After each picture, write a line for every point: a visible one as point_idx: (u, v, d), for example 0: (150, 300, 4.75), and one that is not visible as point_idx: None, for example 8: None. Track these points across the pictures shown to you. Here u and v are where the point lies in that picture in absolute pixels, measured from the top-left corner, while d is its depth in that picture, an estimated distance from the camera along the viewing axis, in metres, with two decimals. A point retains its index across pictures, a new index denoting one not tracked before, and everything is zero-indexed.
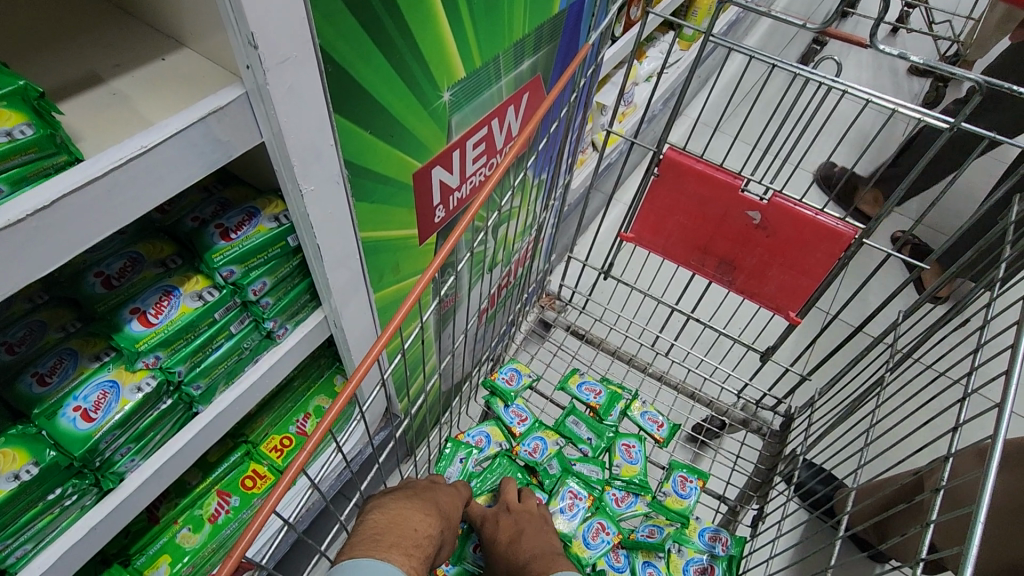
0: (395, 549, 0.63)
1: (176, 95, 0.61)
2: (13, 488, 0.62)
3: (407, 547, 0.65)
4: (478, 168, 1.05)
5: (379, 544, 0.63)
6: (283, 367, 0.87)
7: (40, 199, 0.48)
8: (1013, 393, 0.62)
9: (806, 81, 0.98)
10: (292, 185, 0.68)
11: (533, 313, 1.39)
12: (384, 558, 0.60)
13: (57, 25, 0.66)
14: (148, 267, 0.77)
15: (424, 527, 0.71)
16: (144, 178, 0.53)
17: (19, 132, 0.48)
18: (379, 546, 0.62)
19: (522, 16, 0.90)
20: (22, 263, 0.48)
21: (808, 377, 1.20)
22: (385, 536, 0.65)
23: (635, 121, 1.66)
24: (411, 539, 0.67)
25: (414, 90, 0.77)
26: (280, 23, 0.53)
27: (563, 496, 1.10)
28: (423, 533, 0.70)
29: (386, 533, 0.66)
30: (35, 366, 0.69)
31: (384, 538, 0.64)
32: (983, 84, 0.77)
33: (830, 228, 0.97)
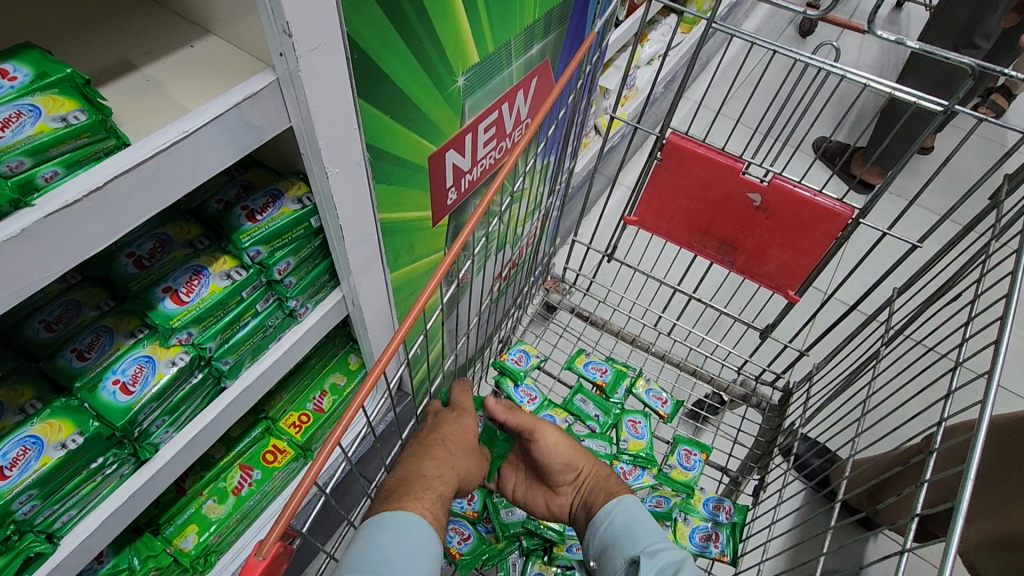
0: (427, 498, 0.67)
1: (207, 80, 0.63)
2: (60, 456, 0.66)
3: (432, 495, 0.68)
4: (488, 151, 1.08)
5: (396, 495, 0.66)
6: (305, 343, 0.91)
7: (94, 180, 0.51)
8: (1002, 363, 0.65)
9: (806, 65, 1.00)
10: (318, 167, 0.71)
11: (538, 295, 1.44)
12: (410, 508, 0.64)
13: (86, 11, 0.68)
14: (177, 247, 0.80)
15: (449, 471, 0.73)
16: (185, 161, 0.56)
17: (73, 118, 0.51)
18: (410, 493, 0.67)
19: (532, 1, 0.93)
20: (77, 242, 0.51)
21: (805, 353, 1.25)
22: (413, 482, 0.68)
23: (638, 104, 1.69)
24: (434, 484, 0.69)
25: (432, 75, 0.80)
26: (310, 11, 0.56)
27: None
28: (438, 477, 0.71)
29: (411, 481, 0.68)
30: (74, 342, 0.72)
31: (411, 485, 0.68)
32: (976, 68, 0.80)
33: (828, 209, 1.01)
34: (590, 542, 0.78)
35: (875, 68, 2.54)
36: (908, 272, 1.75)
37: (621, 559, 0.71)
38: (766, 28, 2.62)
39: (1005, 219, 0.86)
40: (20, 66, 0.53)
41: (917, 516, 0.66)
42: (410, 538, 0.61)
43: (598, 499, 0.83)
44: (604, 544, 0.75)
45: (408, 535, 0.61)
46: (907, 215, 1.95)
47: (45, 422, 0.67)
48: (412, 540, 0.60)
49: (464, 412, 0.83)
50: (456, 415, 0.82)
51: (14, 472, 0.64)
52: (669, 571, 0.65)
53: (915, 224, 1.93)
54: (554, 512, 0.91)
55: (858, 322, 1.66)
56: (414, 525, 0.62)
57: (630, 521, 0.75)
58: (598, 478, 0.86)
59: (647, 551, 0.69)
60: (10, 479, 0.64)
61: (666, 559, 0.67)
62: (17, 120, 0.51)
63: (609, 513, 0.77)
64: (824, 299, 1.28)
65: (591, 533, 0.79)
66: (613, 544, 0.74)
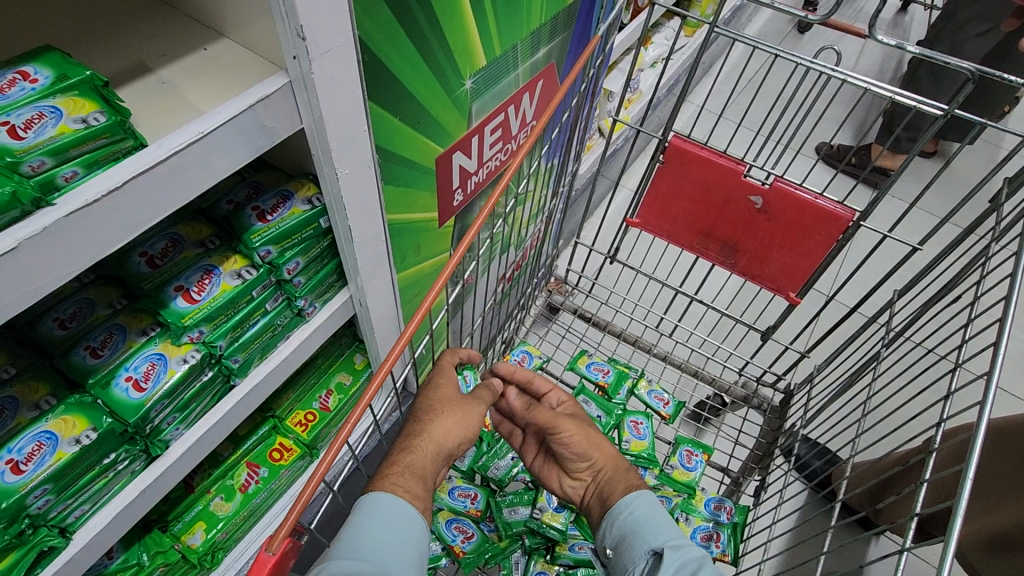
0: (397, 473, 0.66)
1: (222, 83, 0.64)
2: (74, 451, 0.68)
3: (402, 469, 0.66)
4: (494, 153, 1.09)
5: (376, 477, 0.66)
6: (312, 343, 0.92)
7: (113, 180, 0.52)
8: (1001, 364, 0.66)
9: (808, 70, 1.01)
10: (328, 169, 0.72)
11: (541, 296, 1.45)
12: (381, 485, 0.64)
13: (102, 15, 0.69)
14: (188, 247, 0.81)
15: (425, 445, 0.69)
16: (201, 161, 0.58)
17: (93, 119, 0.52)
18: (382, 472, 0.66)
19: (539, 6, 0.94)
20: (96, 240, 0.53)
21: (807, 355, 1.26)
22: (386, 461, 0.68)
23: (641, 107, 1.70)
24: (406, 459, 0.67)
25: (440, 79, 0.81)
26: (323, 15, 0.57)
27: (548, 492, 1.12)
28: (406, 450, 0.68)
29: (382, 461, 0.68)
30: (87, 340, 0.73)
31: (386, 464, 0.68)
32: (976, 73, 0.81)
33: (829, 211, 1.02)
34: (608, 531, 0.78)
35: (877, 72, 2.55)
36: (909, 275, 1.76)
37: (643, 549, 0.72)
38: (769, 32, 2.64)
39: (1005, 222, 0.87)
40: (40, 69, 0.54)
41: (916, 515, 0.66)
42: (382, 518, 0.61)
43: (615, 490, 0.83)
44: (622, 533, 0.75)
45: (378, 515, 0.61)
46: (909, 218, 1.96)
47: (59, 418, 0.68)
48: (383, 520, 0.61)
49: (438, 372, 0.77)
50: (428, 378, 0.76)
51: (29, 467, 0.65)
52: (688, 569, 0.66)
53: (917, 228, 1.94)
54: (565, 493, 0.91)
55: (859, 324, 1.67)
56: (387, 502, 0.62)
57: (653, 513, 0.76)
58: (616, 470, 0.86)
59: (671, 544, 0.70)
60: (25, 474, 0.65)
61: (690, 555, 0.68)
62: (39, 122, 0.52)
63: (631, 503, 0.78)
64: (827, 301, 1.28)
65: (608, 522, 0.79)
66: (632, 533, 0.74)
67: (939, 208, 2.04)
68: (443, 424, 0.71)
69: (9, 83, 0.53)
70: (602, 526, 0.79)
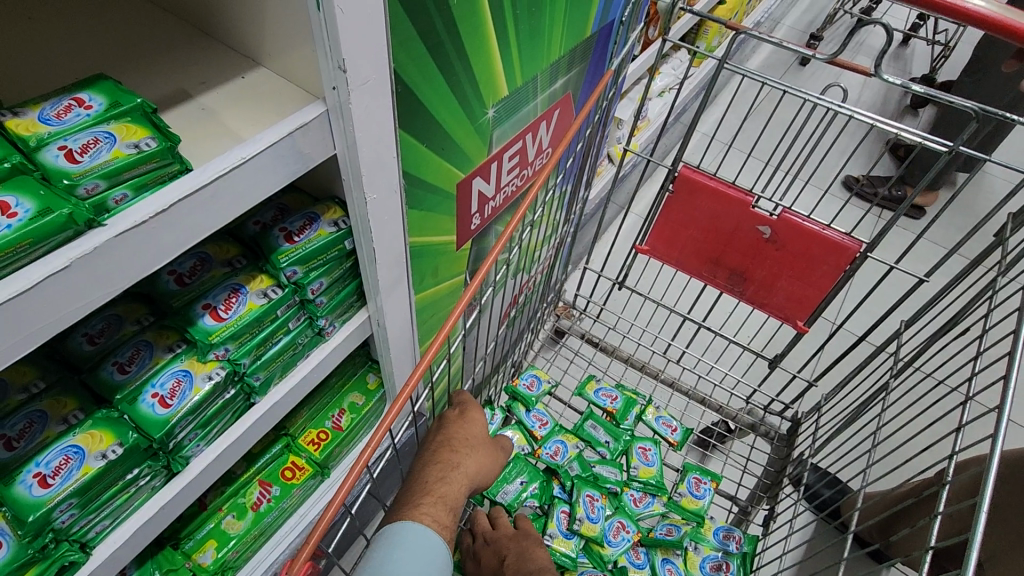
0: (430, 504, 0.66)
1: (260, 110, 0.67)
2: (100, 466, 0.68)
3: (435, 499, 0.67)
4: (511, 179, 1.12)
5: (410, 505, 0.66)
6: (332, 362, 0.94)
7: (161, 203, 0.54)
8: (1012, 396, 0.65)
9: (814, 105, 1.05)
10: (357, 194, 0.74)
11: (549, 320, 1.46)
12: (411, 515, 0.64)
13: (143, 43, 0.72)
14: (216, 266, 0.83)
15: (459, 477, 0.73)
16: (240, 186, 0.60)
17: (144, 144, 0.55)
18: (413, 501, 0.66)
19: (559, 38, 0.98)
20: (140, 259, 0.54)
21: (814, 384, 1.26)
22: (419, 490, 0.68)
23: (650, 134, 1.74)
24: (440, 491, 0.69)
25: (465, 108, 0.84)
26: (363, 50, 0.60)
27: (558, 517, 1.14)
28: (440, 480, 0.70)
29: (415, 490, 0.69)
30: (114, 356, 0.75)
31: (418, 492, 0.68)
32: (979, 112, 0.84)
33: (837, 242, 1.04)
34: None
35: (879, 105, 2.61)
36: (916, 304, 1.79)
37: None
38: (772, 63, 2.71)
39: (1010, 256, 0.88)
40: (94, 96, 0.56)
41: (931, 548, 0.65)
42: (408, 546, 0.60)
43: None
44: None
45: (405, 543, 0.60)
46: (914, 248, 1.99)
47: (87, 432, 0.70)
48: (411, 549, 0.59)
49: (468, 407, 0.83)
50: (459, 413, 0.81)
51: (56, 480, 0.66)
52: None
53: (922, 258, 1.97)
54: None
55: (866, 353, 1.69)
56: (415, 532, 0.61)
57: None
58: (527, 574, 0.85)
59: None
60: (52, 488, 0.66)
61: None
62: (95, 146, 0.54)
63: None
64: (835, 331, 1.27)
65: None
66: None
67: (945, 238, 2.07)
68: (475, 458, 0.76)
69: (65, 109, 0.55)
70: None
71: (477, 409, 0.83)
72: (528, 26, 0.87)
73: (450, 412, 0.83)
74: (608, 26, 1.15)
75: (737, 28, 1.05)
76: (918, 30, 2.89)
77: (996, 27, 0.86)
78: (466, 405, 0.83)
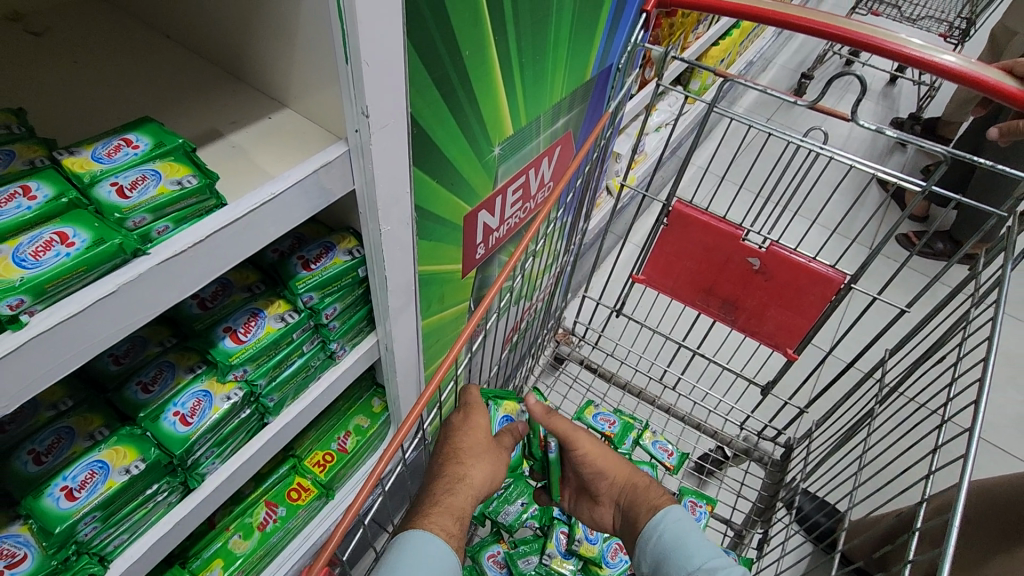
0: (438, 513, 0.70)
1: (286, 148, 0.73)
2: (124, 480, 0.72)
3: (442, 509, 0.71)
4: (514, 212, 1.19)
5: (421, 514, 0.70)
6: (341, 384, 0.98)
7: (198, 234, 0.59)
8: (980, 419, 0.69)
9: (798, 146, 1.12)
10: (373, 225, 0.80)
11: (549, 346, 1.50)
12: (421, 524, 0.68)
13: (177, 85, 0.79)
14: (236, 291, 0.89)
15: (466, 488, 0.75)
16: (269, 219, 0.65)
17: (186, 181, 0.60)
18: (424, 511, 0.71)
19: (561, 81, 1.05)
20: (177, 285, 0.59)
21: (805, 411, 1.29)
22: (427, 501, 0.72)
23: (646, 168, 1.82)
24: (447, 501, 0.72)
25: (473, 147, 0.91)
26: (384, 98, 0.67)
27: (558, 537, 1.16)
28: (449, 491, 0.73)
29: (423, 501, 0.72)
30: (138, 375, 0.80)
31: (426, 503, 0.72)
32: (949, 155, 0.91)
33: (822, 274, 1.10)
34: (643, 557, 0.84)
35: (867, 141, 2.71)
36: (902, 332, 1.85)
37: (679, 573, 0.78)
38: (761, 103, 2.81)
39: (983, 287, 0.94)
40: (141, 137, 0.62)
41: (909, 561, 0.69)
42: (415, 553, 0.64)
43: (641, 513, 0.89)
44: (657, 558, 0.82)
45: (410, 550, 0.65)
46: (900, 278, 2.06)
47: (111, 448, 0.73)
48: (417, 555, 0.64)
49: (470, 409, 0.82)
50: (462, 418, 0.82)
51: (82, 494, 0.70)
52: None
53: (906, 288, 2.04)
54: (596, 522, 0.99)
55: (854, 379, 1.74)
56: (423, 539, 0.66)
57: (679, 534, 0.81)
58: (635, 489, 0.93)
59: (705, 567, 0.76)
60: (78, 500, 0.69)
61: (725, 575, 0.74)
62: (142, 183, 0.60)
63: (658, 525, 0.84)
64: (824, 357, 1.31)
65: (641, 547, 0.85)
66: (666, 558, 0.80)
67: (928, 268, 2.15)
68: (481, 467, 0.78)
69: (115, 148, 0.61)
70: (636, 554, 0.86)
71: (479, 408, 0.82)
72: (532, 72, 0.95)
73: (456, 415, 0.83)
74: (606, 71, 1.23)
75: (724, 75, 1.13)
76: (904, 71, 3.03)
77: (967, 80, 0.94)
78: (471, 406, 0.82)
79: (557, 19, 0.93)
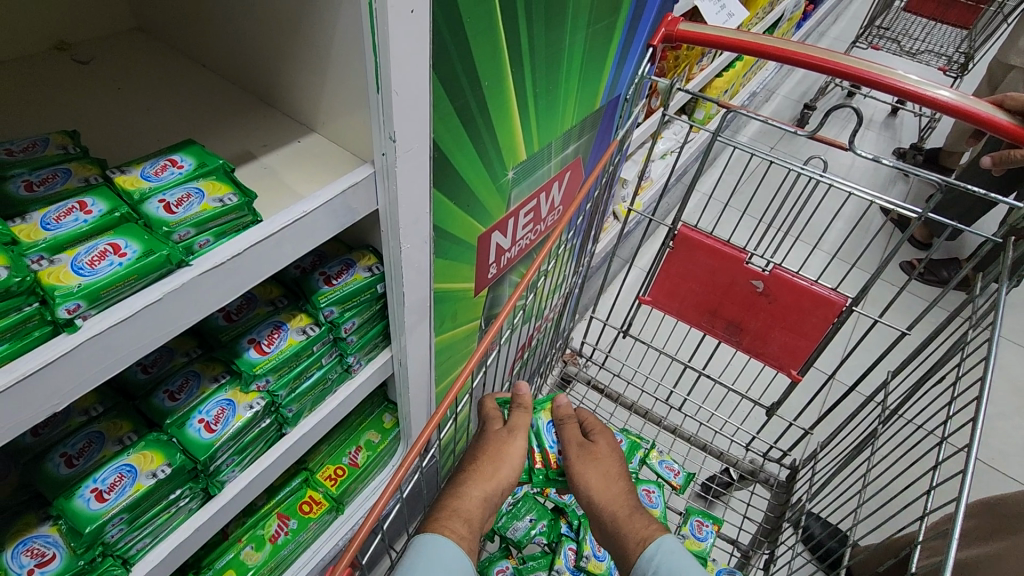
0: (447, 517, 0.73)
1: (314, 170, 0.78)
2: (150, 484, 0.75)
3: (452, 514, 0.74)
4: (526, 233, 1.24)
5: (434, 518, 0.73)
6: (357, 397, 1.02)
7: (236, 248, 0.63)
8: (977, 436, 0.71)
9: (800, 173, 1.15)
10: (394, 243, 0.84)
11: (557, 366, 1.52)
12: (433, 528, 0.71)
13: (213, 110, 0.84)
14: (260, 305, 0.93)
15: (473, 491, 0.77)
16: (298, 235, 0.69)
17: (227, 199, 0.65)
18: (437, 517, 0.73)
19: (573, 109, 1.11)
20: (214, 297, 0.63)
21: (810, 432, 1.30)
22: (437, 507, 0.75)
23: (652, 193, 1.88)
24: (455, 505, 0.75)
25: (489, 170, 0.96)
26: (409, 124, 0.72)
27: (567, 553, 1.16)
28: (458, 497, 0.76)
29: (435, 508, 0.75)
30: (165, 384, 0.83)
31: (437, 509, 0.75)
32: (943, 183, 0.94)
33: (824, 297, 1.13)
34: None
35: (869, 171, 2.76)
36: (904, 356, 1.87)
37: None
38: (764, 133, 2.88)
39: (981, 311, 0.97)
40: (185, 157, 0.67)
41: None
42: (428, 555, 0.67)
43: (628, 547, 0.82)
44: None
45: (424, 553, 0.67)
46: (900, 304, 2.08)
47: (139, 453, 0.76)
48: (429, 557, 0.67)
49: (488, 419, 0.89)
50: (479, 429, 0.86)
51: (111, 496, 0.72)
52: None
53: (905, 313, 2.07)
54: None
55: (858, 403, 1.75)
56: (434, 540, 0.69)
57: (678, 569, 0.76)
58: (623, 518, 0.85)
59: None
60: (107, 502, 0.72)
61: None
62: (187, 200, 0.64)
63: (653, 559, 0.78)
64: (828, 378, 1.32)
65: None
66: None
67: (928, 294, 2.17)
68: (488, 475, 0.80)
69: (161, 168, 0.66)
70: None
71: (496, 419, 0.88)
72: (545, 101, 1.00)
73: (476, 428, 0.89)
74: (614, 101, 1.30)
75: (727, 106, 1.18)
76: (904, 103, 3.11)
77: (959, 112, 0.98)
78: (488, 419, 0.88)
79: (569, 53, 0.99)
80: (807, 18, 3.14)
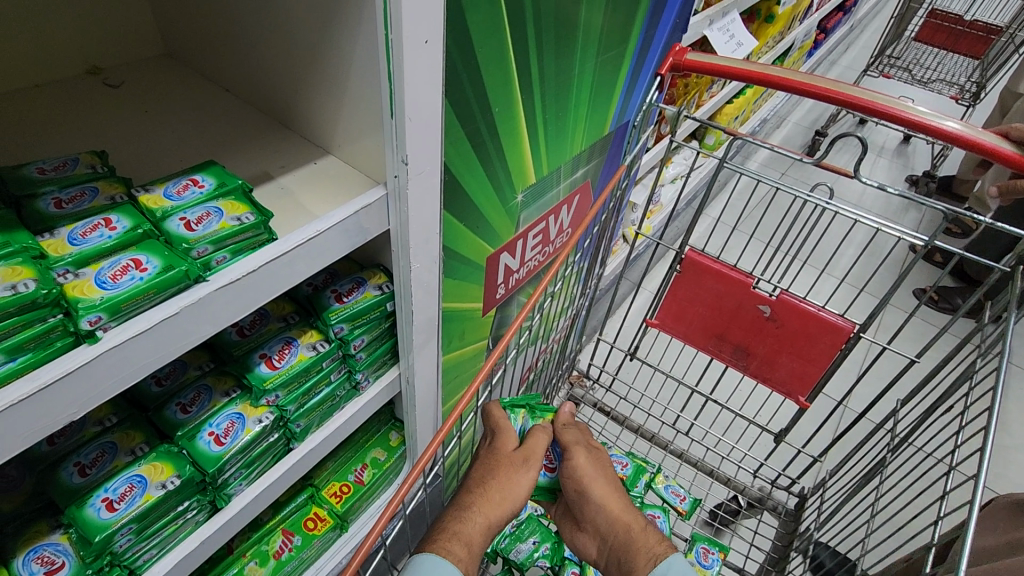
0: (446, 539, 0.74)
1: (329, 191, 0.80)
2: (160, 494, 0.76)
3: (450, 535, 0.74)
4: (534, 254, 1.25)
5: (434, 539, 0.74)
6: (364, 413, 1.03)
7: (251, 264, 0.65)
8: (984, 465, 0.70)
9: (806, 199, 1.16)
10: (404, 261, 0.86)
11: (564, 388, 1.51)
12: (431, 548, 0.73)
13: (234, 131, 0.88)
14: (273, 321, 0.95)
15: (474, 514, 0.77)
16: (311, 253, 0.71)
17: (245, 218, 0.67)
18: (437, 539, 0.74)
19: (581, 135, 1.14)
20: (229, 311, 0.65)
21: (818, 459, 1.28)
22: (436, 528, 0.76)
23: (661, 218, 1.90)
24: (455, 527, 0.75)
25: (498, 193, 0.98)
26: (421, 148, 0.74)
27: None
28: (459, 518, 0.77)
29: (435, 529, 0.76)
30: (178, 397, 0.85)
31: (436, 530, 0.76)
32: (948, 212, 0.95)
33: (832, 323, 1.13)
34: None
35: (879, 197, 2.76)
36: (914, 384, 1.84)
37: None
38: (774, 160, 2.90)
39: (989, 340, 0.96)
40: (206, 177, 0.70)
41: None
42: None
43: (637, 564, 0.83)
44: None
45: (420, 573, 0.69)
46: (912, 331, 2.06)
47: (150, 463, 0.78)
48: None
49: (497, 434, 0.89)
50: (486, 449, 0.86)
51: (121, 505, 0.74)
52: None
53: (916, 340, 2.05)
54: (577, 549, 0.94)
55: (867, 431, 1.72)
56: (432, 560, 0.70)
57: None
58: (629, 532, 0.86)
59: None
60: (117, 512, 0.73)
61: None
62: (206, 218, 0.67)
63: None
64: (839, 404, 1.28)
65: None
66: None
67: (940, 322, 2.15)
68: (491, 496, 0.80)
69: (183, 187, 0.69)
70: None
71: (505, 433, 0.89)
72: (555, 126, 1.03)
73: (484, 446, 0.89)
74: (623, 127, 1.33)
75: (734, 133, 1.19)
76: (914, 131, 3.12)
77: (964, 142, 0.99)
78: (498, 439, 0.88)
79: (579, 80, 1.02)
80: (818, 47, 3.18)
